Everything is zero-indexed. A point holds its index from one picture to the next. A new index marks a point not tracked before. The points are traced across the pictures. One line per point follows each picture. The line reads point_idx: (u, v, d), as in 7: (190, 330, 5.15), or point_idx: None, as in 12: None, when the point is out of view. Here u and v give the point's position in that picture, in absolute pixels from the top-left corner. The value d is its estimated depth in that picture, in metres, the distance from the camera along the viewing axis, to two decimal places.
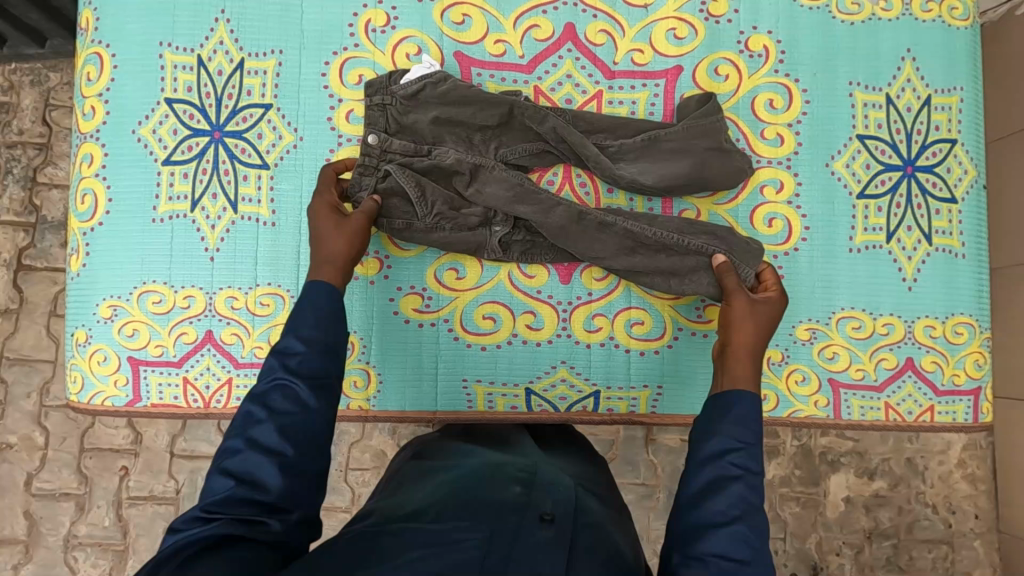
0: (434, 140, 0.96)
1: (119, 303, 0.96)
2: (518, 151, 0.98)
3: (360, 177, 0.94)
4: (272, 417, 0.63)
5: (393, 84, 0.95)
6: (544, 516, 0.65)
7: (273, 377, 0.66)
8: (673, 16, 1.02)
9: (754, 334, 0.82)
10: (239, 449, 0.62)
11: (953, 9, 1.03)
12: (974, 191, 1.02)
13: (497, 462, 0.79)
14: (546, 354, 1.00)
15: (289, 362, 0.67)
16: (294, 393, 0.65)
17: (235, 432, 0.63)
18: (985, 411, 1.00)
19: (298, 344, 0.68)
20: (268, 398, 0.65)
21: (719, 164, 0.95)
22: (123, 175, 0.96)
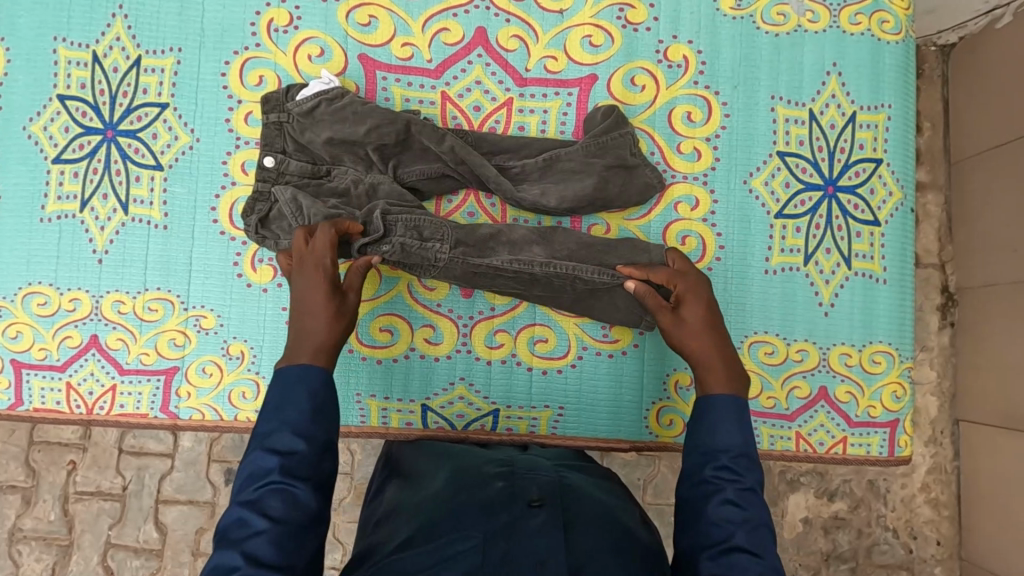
0: (332, 160, 0.94)
1: (3, 303, 0.93)
2: (417, 170, 0.94)
3: (255, 202, 0.93)
4: (273, 526, 0.59)
5: (289, 101, 0.93)
6: (533, 502, 0.70)
7: (270, 484, 0.62)
8: (589, 22, 0.98)
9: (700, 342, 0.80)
10: (236, 566, 0.57)
11: (884, 22, 0.98)
12: (899, 214, 0.98)
13: (473, 463, 0.82)
14: (442, 371, 0.96)
15: (288, 462, 0.64)
16: (294, 495, 0.62)
17: (228, 545, 0.58)
18: (901, 444, 0.97)
19: (298, 442, 0.65)
20: (265, 504, 0.61)
21: (621, 185, 0.93)
22: (11, 172, 0.94)
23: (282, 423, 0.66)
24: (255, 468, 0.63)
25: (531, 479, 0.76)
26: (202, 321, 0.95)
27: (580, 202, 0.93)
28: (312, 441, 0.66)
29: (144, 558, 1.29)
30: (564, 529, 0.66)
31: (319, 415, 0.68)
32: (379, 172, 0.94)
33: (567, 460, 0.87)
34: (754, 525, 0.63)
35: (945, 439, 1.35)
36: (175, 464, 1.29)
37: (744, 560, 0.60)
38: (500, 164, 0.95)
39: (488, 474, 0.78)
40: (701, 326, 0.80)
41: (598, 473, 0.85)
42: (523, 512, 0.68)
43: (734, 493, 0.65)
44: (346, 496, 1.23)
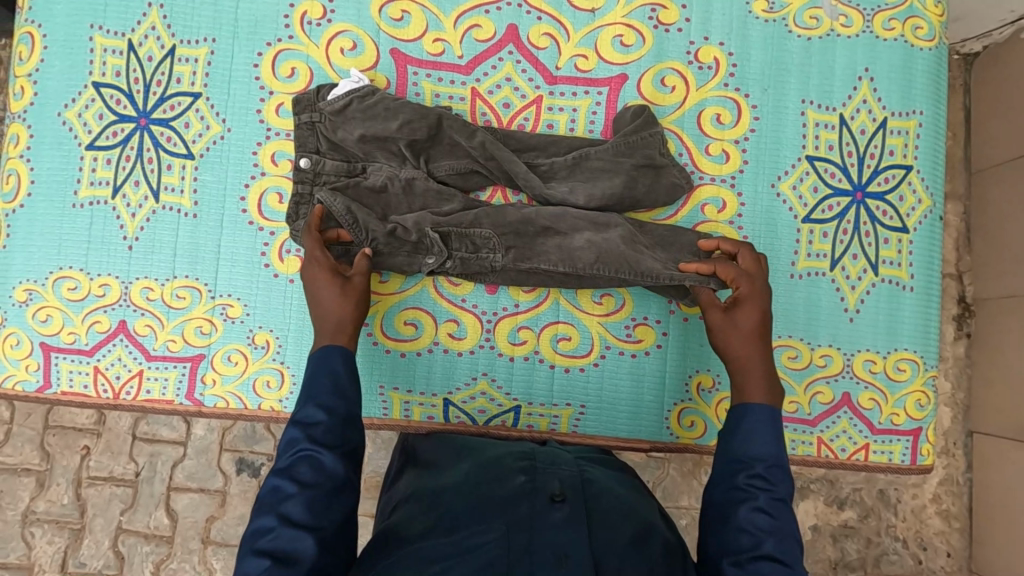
0: (366, 157, 0.95)
1: (34, 287, 0.94)
2: (447, 167, 0.95)
3: (297, 206, 0.93)
4: (302, 490, 0.64)
5: (320, 101, 0.93)
6: (555, 497, 0.70)
7: (300, 452, 0.67)
8: (620, 21, 0.98)
9: (741, 345, 0.80)
10: (271, 527, 0.62)
11: (918, 28, 0.98)
12: (928, 222, 0.97)
13: (491, 457, 0.81)
14: (465, 366, 0.96)
15: (312, 432, 0.69)
16: (321, 461, 0.67)
17: (263, 508, 0.64)
18: (923, 453, 0.96)
19: (320, 414, 0.70)
20: (296, 471, 0.65)
21: (649, 184, 0.94)
22: (44, 157, 0.95)
23: (306, 400, 0.72)
24: (288, 440, 0.68)
25: (552, 472, 0.75)
26: (228, 310, 0.95)
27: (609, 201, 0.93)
28: (332, 414, 0.71)
29: (154, 544, 1.30)
30: (586, 524, 0.66)
31: (339, 392, 0.73)
32: (414, 166, 0.95)
33: (590, 455, 0.87)
34: (782, 535, 0.65)
35: (957, 451, 1.34)
36: (187, 453, 1.31)
37: (768, 568, 0.62)
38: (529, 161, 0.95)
39: (508, 466, 0.77)
40: (753, 330, 0.81)
41: (620, 467, 0.86)
42: (544, 506, 0.68)
43: (766, 502, 0.67)
44: None
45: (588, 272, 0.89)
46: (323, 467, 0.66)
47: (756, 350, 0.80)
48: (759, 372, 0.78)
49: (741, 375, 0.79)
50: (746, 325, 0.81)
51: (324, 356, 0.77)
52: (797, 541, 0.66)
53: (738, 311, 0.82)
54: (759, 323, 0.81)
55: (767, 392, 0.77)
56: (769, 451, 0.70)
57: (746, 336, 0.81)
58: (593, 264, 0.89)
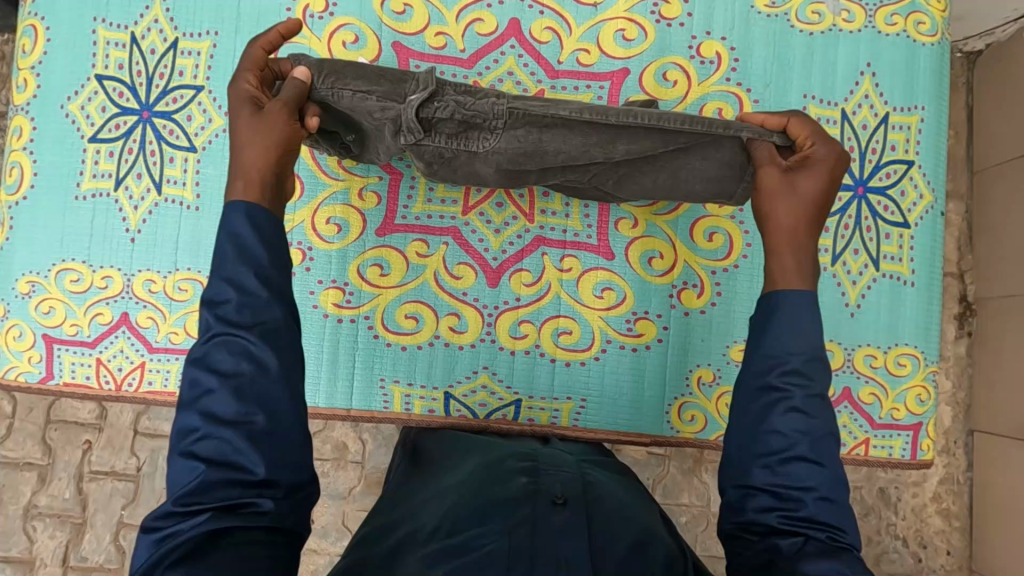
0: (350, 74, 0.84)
1: (37, 279, 0.95)
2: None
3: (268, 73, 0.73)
4: (223, 382, 0.55)
5: None
6: (556, 499, 0.69)
7: (217, 335, 0.56)
8: (622, 16, 0.98)
9: (800, 204, 0.69)
10: (197, 427, 0.54)
11: (920, 24, 0.98)
12: (929, 217, 0.97)
13: (494, 459, 0.81)
14: (466, 360, 0.97)
15: (223, 312, 0.57)
16: (241, 346, 0.56)
17: (186, 406, 0.56)
18: (924, 448, 0.96)
19: (228, 290, 0.57)
20: (212, 358, 0.56)
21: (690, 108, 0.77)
22: (47, 149, 0.95)
23: (215, 274, 0.58)
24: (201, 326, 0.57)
25: (554, 474, 0.75)
26: None
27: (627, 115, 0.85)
28: (243, 289, 0.57)
29: None
30: (588, 528, 0.66)
31: (245, 258, 0.58)
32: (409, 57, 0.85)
33: (591, 456, 0.87)
34: (818, 436, 0.60)
35: (958, 449, 1.34)
36: None
37: (803, 469, 0.60)
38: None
39: (510, 468, 0.76)
40: (819, 195, 0.69)
41: (618, 467, 0.86)
42: (546, 509, 0.67)
43: (802, 400, 0.61)
44: (356, 484, 1.24)
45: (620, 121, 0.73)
46: (242, 350, 0.56)
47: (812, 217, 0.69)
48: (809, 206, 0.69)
49: (782, 233, 0.68)
50: (809, 188, 0.69)
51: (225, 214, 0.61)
52: (834, 437, 0.62)
53: (802, 173, 0.69)
54: (824, 186, 0.69)
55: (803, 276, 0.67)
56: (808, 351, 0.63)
57: (802, 192, 0.69)
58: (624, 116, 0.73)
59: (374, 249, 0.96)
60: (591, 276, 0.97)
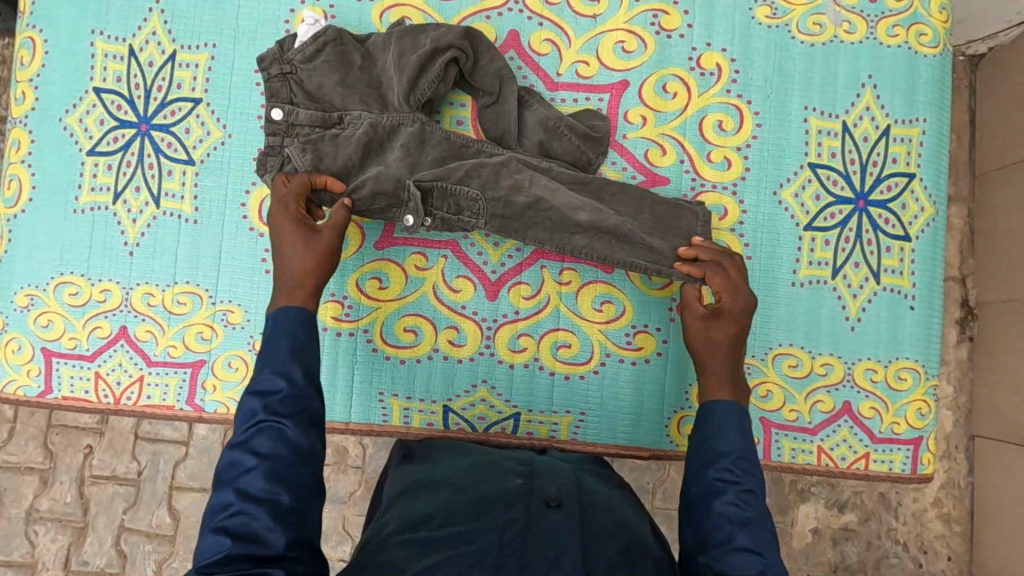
0: (342, 107, 0.92)
1: (36, 292, 0.94)
2: (411, 63, 0.90)
3: (265, 158, 0.90)
4: (260, 462, 0.62)
5: (287, 52, 0.91)
6: (550, 501, 0.70)
7: (258, 422, 0.65)
8: (622, 28, 0.98)
9: (726, 356, 0.81)
10: (229, 500, 0.61)
11: (922, 35, 0.97)
12: (931, 230, 0.97)
13: (492, 459, 0.81)
14: (464, 373, 0.97)
15: (269, 402, 0.66)
16: (276, 431, 0.64)
17: (223, 480, 0.62)
18: (924, 462, 0.96)
19: (279, 380, 0.68)
20: (252, 442, 0.63)
21: (662, 212, 0.92)
22: (46, 162, 0.95)
23: (267, 367, 0.69)
24: (248, 410, 0.66)
25: (549, 479, 0.75)
26: (229, 316, 0.95)
27: (580, 185, 0.93)
28: (292, 381, 0.68)
29: (157, 542, 1.31)
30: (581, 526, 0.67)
31: (299, 357, 0.70)
32: (396, 109, 0.92)
33: (587, 464, 0.87)
34: (756, 527, 0.65)
35: (959, 454, 1.34)
36: (189, 452, 1.32)
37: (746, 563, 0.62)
38: (520, 96, 0.96)
39: (507, 470, 0.77)
40: (731, 342, 0.82)
41: (614, 480, 0.85)
42: (539, 508, 0.69)
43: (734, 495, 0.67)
44: (356, 489, 1.24)
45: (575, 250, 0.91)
46: (282, 437, 0.64)
47: (724, 358, 0.81)
48: (724, 348, 0.82)
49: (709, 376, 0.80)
50: (722, 335, 0.83)
51: (283, 312, 0.75)
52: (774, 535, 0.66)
53: (716, 322, 0.84)
54: (734, 335, 0.83)
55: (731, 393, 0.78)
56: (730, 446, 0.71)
57: (715, 345, 0.82)
58: (583, 249, 0.91)
59: (373, 262, 0.96)
60: (591, 289, 0.97)
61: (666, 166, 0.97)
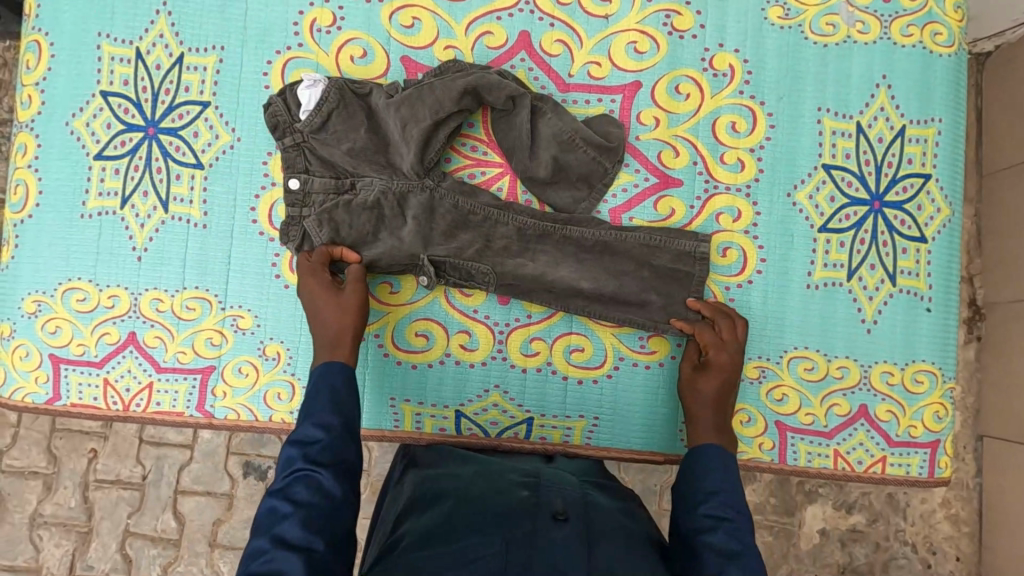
0: (355, 172, 0.94)
1: (43, 298, 0.93)
2: (416, 136, 0.91)
3: (287, 228, 0.92)
4: (298, 509, 0.64)
5: (297, 121, 0.92)
6: (556, 515, 0.68)
7: (296, 470, 0.68)
8: (634, 28, 0.97)
9: (714, 410, 0.86)
10: (265, 547, 0.61)
11: (937, 35, 0.96)
12: (947, 231, 0.96)
13: (497, 470, 0.82)
14: (476, 378, 0.96)
15: (308, 451, 0.70)
16: (315, 481, 0.67)
17: (259, 529, 0.63)
18: (942, 465, 0.95)
19: (319, 431, 0.72)
20: (291, 491, 0.66)
21: (668, 260, 0.94)
22: (53, 167, 0.94)
23: (307, 419, 0.73)
24: (286, 461, 0.69)
25: (555, 490, 0.75)
26: (239, 321, 0.94)
27: (584, 243, 0.95)
28: (330, 430, 0.72)
29: (161, 547, 1.30)
30: (587, 543, 0.64)
31: (338, 410, 0.75)
32: (407, 177, 0.94)
33: (592, 476, 0.87)
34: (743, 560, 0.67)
35: (967, 455, 1.33)
36: (193, 456, 1.31)
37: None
38: (534, 105, 0.94)
39: (510, 483, 0.77)
40: (719, 397, 0.87)
41: (620, 492, 0.84)
42: (546, 523, 0.67)
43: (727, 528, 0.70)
44: (362, 493, 1.23)
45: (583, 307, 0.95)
46: (319, 486, 0.67)
47: (711, 410, 0.86)
48: (713, 427, 0.85)
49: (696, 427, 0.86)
50: (710, 390, 0.87)
51: (325, 370, 0.80)
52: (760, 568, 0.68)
53: (702, 377, 0.89)
54: (720, 389, 0.87)
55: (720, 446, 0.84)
56: (717, 485, 0.76)
57: (705, 401, 0.87)
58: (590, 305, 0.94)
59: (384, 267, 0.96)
60: None
61: (679, 168, 0.96)
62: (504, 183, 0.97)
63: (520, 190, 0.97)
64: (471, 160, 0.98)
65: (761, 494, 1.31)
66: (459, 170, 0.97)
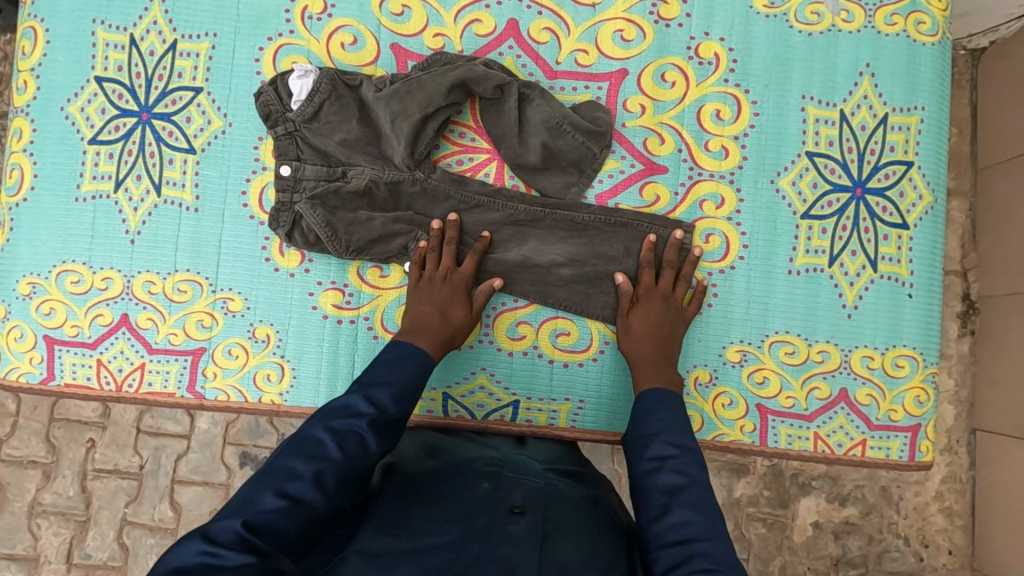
0: (346, 162, 0.95)
1: (38, 280, 0.95)
2: (405, 129, 0.92)
3: (278, 213, 0.94)
4: (339, 459, 0.65)
5: (289, 111, 0.93)
6: (513, 508, 0.68)
7: (352, 423, 0.69)
8: (621, 16, 0.98)
9: (646, 343, 0.88)
10: (301, 475, 0.63)
11: (920, 24, 0.97)
12: (930, 217, 0.97)
13: (463, 459, 0.82)
14: (466, 360, 0.97)
15: (375, 418, 0.71)
16: (366, 445, 0.68)
17: (302, 452, 0.65)
18: (923, 449, 0.96)
19: (390, 407, 0.73)
20: (345, 439, 0.67)
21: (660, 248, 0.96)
22: (48, 152, 0.96)
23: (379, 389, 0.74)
24: (347, 404, 0.71)
25: (516, 484, 0.75)
26: (229, 303, 0.96)
27: (572, 230, 0.97)
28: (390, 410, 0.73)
29: (159, 536, 1.31)
30: (542, 540, 0.64)
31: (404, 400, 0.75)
32: (397, 168, 0.95)
33: (559, 464, 0.87)
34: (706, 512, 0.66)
35: (960, 449, 1.33)
36: (190, 446, 1.32)
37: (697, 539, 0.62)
38: (522, 92, 0.95)
39: (476, 471, 0.77)
40: (642, 331, 0.89)
41: (590, 480, 0.85)
42: (502, 517, 0.66)
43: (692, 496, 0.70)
44: None
45: (565, 296, 0.96)
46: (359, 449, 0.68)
47: (642, 343, 0.89)
48: (646, 361, 0.87)
49: (636, 366, 0.87)
50: (638, 325, 0.90)
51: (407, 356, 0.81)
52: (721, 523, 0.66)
53: (635, 314, 0.91)
54: (651, 323, 0.90)
55: (657, 378, 0.85)
56: (657, 426, 0.76)
57: (638, 336, 0.89)
58: (573, 294, 0.96)
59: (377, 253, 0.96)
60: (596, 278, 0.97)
61: (664, 155, 0.98)
62: (491, 168, 0.98)
63: (508, 175, 0.99)
64: (459, 147, 0.99)
65: (755, 486, 1.32)
66: (448, 157, 0.98)
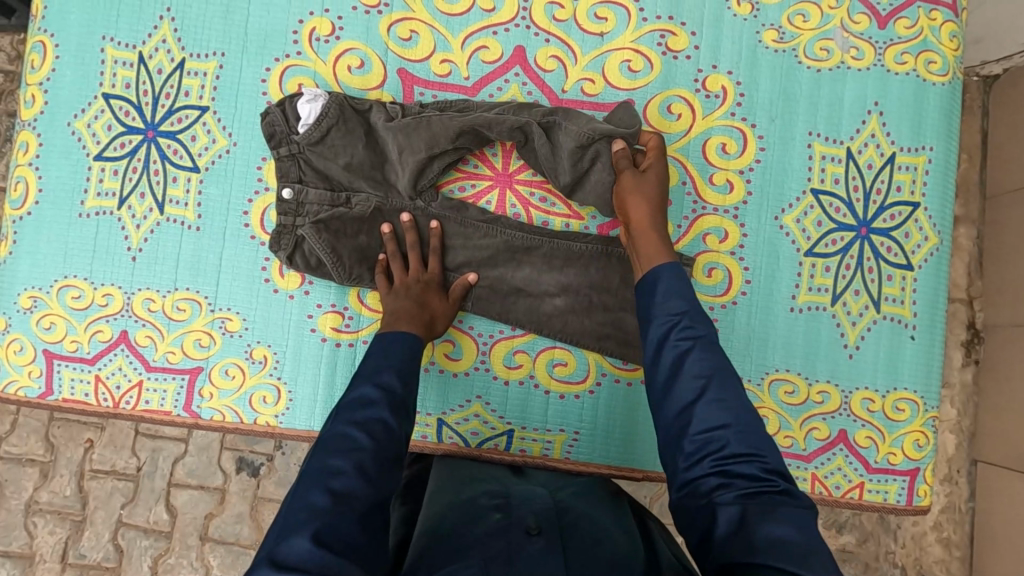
0: (350, 187, 0.96)
1: (38, 294, 0.95)
2: (409, 162, 0.93)
3: (279, 236, 0.94)
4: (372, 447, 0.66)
5: (295, 133, 0.94)
6: (529, 529, 0.66)
7: (371, 413, 0.70)
8: (628, 47, 0.98)
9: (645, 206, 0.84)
10: (343, 471, 0.63)
11: (931, 63, 0.97)
12: (933, 260, 0.96)
13: (469, 493, 0.79)
14: (461, 388, 0.97)
15: (388, 399, 0.72)
16: (390, 426, 0.69)
17: (333, 451, 0.65)
18: (919, 494, 0.95)
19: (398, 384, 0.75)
20: (368, 426, 0.68)
21: None
22: (54, 165, 0.96)
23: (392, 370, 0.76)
24: (360, 396, 0.72)
25: (526, 508, 0.73)
26: (227, 323, 0.96)
27: (571, 260, 0.97)
28: (390, 391, 0.73)
29: (153, 538, 1.31)
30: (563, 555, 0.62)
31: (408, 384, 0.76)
32: (401, 196, 0.96)
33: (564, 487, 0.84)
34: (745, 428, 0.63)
35: (960, 479, 1.32)
36: (188, 449, 1.33)
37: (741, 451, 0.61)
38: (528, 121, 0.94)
39: (483, 506, 0.74)
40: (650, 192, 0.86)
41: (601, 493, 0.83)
42: (519, 540, 0.65)
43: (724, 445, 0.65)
44: None
45: (561, 329, 0.96)
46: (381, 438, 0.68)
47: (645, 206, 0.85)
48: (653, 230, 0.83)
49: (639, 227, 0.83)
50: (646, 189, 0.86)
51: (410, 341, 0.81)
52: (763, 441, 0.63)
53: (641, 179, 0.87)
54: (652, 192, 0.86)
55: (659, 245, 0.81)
56: (682, 305, 0.73)
57: (637, 197, 0.85)
58: (567, 327, 0.96)
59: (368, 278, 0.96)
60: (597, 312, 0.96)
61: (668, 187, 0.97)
62: (493, 196, 0.98)
63: (508, 203, 0.98)
64: (463, 173, 0.98)
65: None
66: (451, 183, 0.98)
